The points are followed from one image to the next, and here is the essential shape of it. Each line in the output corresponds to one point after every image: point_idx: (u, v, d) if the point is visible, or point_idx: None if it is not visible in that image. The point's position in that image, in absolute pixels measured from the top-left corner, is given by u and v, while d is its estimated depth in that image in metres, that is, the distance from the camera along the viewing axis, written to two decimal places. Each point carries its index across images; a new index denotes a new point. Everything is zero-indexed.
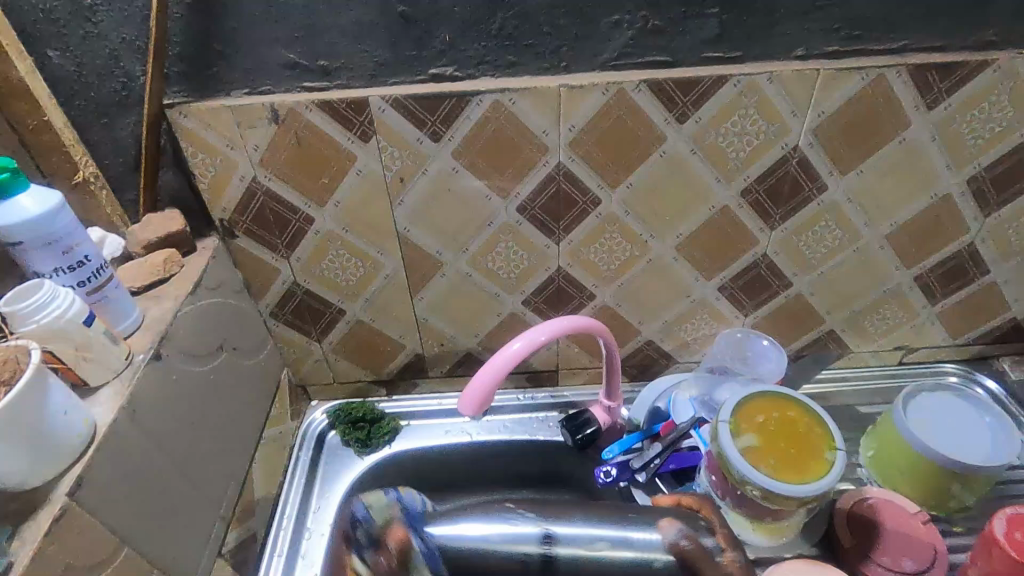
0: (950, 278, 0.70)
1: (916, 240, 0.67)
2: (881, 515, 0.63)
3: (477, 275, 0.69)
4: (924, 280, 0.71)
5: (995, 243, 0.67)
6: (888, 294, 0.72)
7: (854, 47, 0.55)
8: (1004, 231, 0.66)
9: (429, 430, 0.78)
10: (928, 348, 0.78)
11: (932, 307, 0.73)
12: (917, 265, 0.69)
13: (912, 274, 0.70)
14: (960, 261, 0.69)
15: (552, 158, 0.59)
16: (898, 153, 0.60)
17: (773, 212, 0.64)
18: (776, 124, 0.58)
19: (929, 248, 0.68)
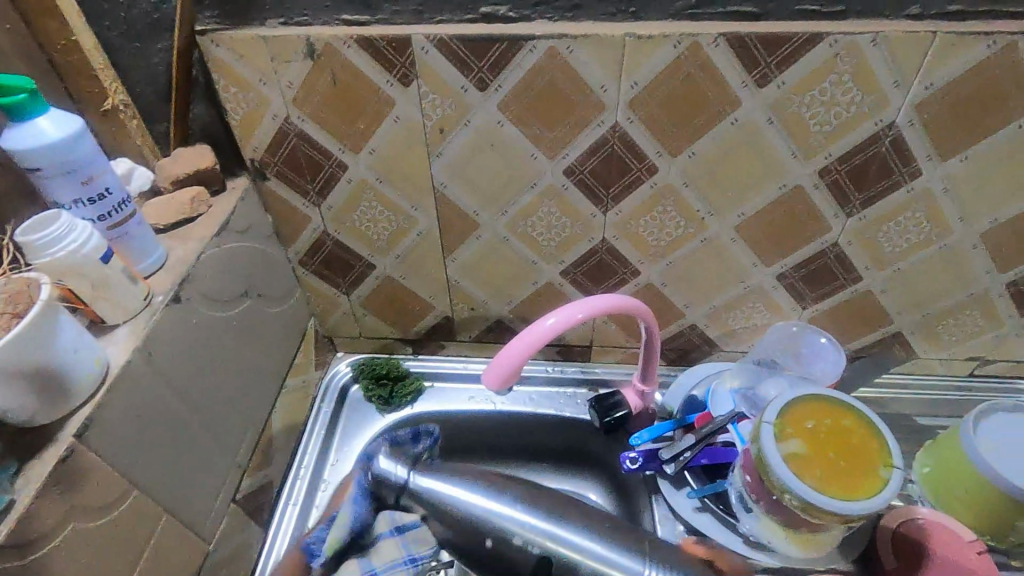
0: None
1: (1018, 242, 0.59)
2: (931, 540, 0.57)
3: (515, 239, 0.64)
4: (1017, 287, 0.62)
5: None
6: (973, 300, 0.64)
7: (984, 7, 0.46)
8: None
9: (453, 394, 0.76)
10: (1008, 362, 0.70)
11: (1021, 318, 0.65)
12: (1016, 268, 0.61)
13: (1006, 279, 0.62)
14: None
15: (608, 118, 0.53)
16: (1017, 138, 0.51)
17: (853, 196, 0.57)
18: (872, 96, 0.50)
19: None
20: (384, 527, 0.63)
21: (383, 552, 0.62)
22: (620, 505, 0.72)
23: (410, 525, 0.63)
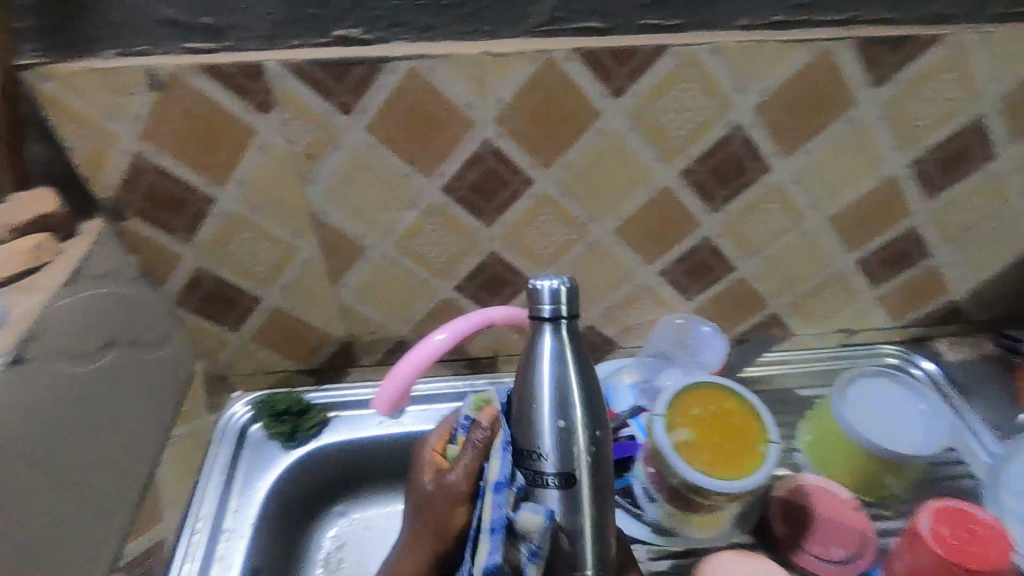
0: (890, 261, 0.69)
1: (860, 224, 0.65)
2: (814, 503, 0.62)
3: (404, 259, 0.63)
4: (866, 264, 0.69)
5: (938, 226, 0.66)
6: (833, 278, 0.70)
7: (801, 18, 0.51)
8: (947, 214, 0.65)
9: (361, 421, 0.74)
10: (870, 330, 0.78)
11: (874, 290, 0.72)
12: (862, 246, 0.67)
13: (856, 257, 0.69)
14: (903, 244, 0.68)
15: (479, 134, 0.54)
16: (846, 133, 0.57)
17: (716, 194, 0.61)
18: (718, 100, 0.54)
19: (873, 230, 0.66)
20: (492, 470, 0.45)
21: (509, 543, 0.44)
22: None
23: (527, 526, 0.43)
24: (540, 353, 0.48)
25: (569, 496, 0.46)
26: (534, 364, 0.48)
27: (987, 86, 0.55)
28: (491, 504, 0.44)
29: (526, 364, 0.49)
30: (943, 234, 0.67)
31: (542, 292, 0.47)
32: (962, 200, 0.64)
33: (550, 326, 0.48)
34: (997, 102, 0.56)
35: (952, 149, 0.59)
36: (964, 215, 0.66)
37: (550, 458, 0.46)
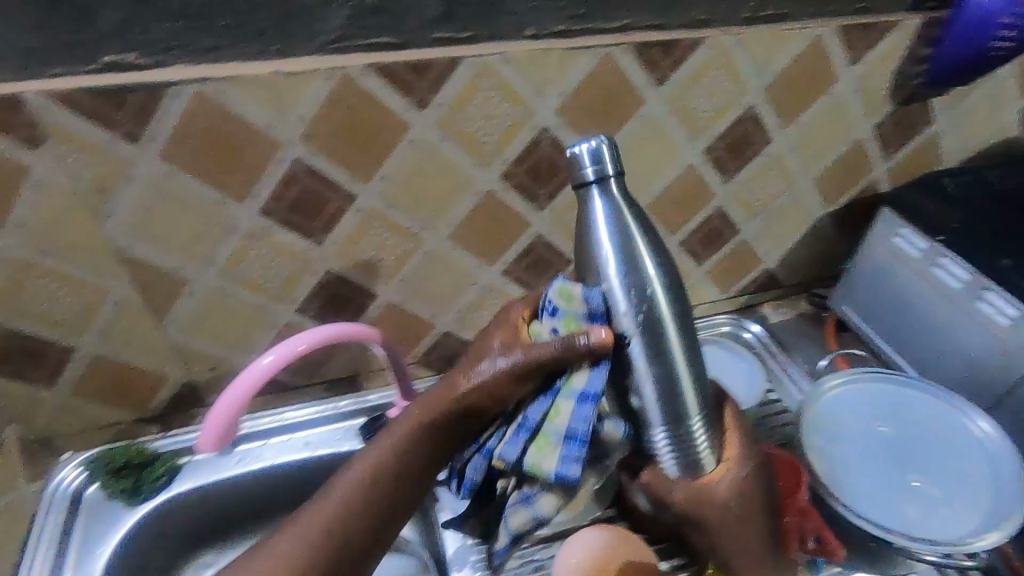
0: (707, 239, 0.77)
1: (674, 208, 0.72)
2: None
3: (234, 287, 0.61)
4: (688, 244, 0.76)
5: (740, 204, 0.75)
6: None
7: (583, 26, 0.55)
8: (744, 192, 0.74)
9: (217, 462, 0.69)
10: (705, 303, 0.86)
11: (700, 266, 0.80)
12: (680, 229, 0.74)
13: (678, 239, 0.75)
14: (714, 223, 0.76)
15: (287, 154, 0.53)
16: (643, 128, 0.63)
17: (538, 193, 0.65)
18: (519, 106, 0.57)
19: (685, 213, 0.73)
20: (542, 333, 0.47)
21: (561, 412, 0.45)
22: (419, 521, 0.72)
23: (562, 410, 0.44)
24: (592, 218, 0.44)
25: (598, 348, 0.45)
26: (590, 226, 0.44)
27: (753, 79, 0.63)
28: (536, 404, 0.46)
29: (579, 230, 0.46)
30: (746, 211, 0.76)
31: (582, 155, 0.43)
32: (754, 179, 0.73)
33: (597, 186, 0.44)
34: (763, 93, 0.64)
35: (737, 136, 0.67)
36: (758, 192, 0.74)
37: (619, 309, 0.43)
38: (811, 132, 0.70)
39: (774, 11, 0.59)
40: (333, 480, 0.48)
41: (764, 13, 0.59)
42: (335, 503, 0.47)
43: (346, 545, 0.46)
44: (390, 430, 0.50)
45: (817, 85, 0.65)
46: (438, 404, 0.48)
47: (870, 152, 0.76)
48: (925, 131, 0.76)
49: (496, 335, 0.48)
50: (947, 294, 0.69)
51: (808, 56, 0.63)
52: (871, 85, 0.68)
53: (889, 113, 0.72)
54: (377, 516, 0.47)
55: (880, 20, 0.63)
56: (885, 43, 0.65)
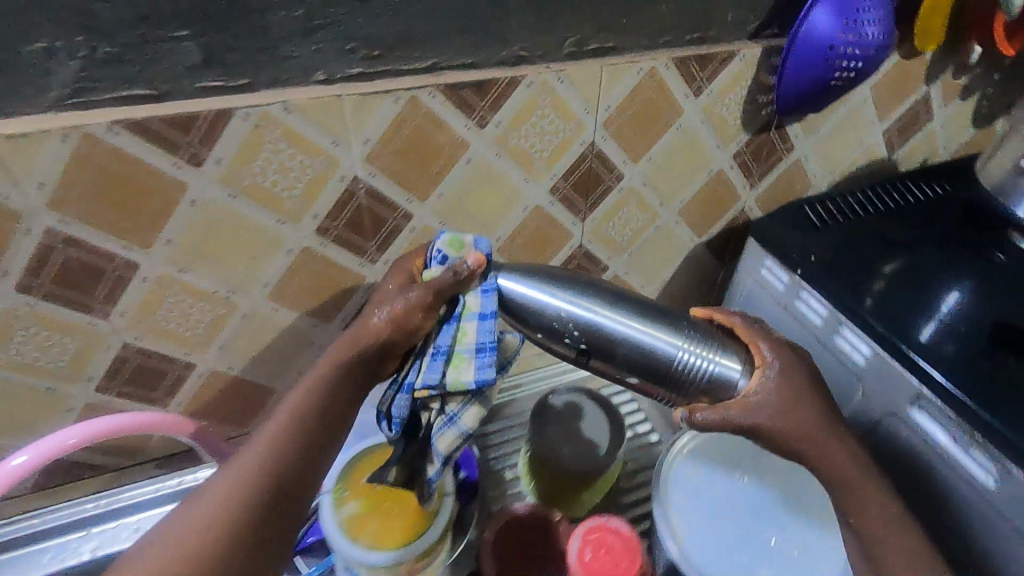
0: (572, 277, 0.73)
1: (527, 250, 0.67)
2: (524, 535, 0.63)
3: (5, 372, 0.53)
4: None
5: (601, 241, 0.71)
6: None
7: (379, 68, 0.50)
8: (604, 229, 0.70)
9: (21, 562, 0.61)
10: None
11: None
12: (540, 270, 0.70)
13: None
14: (576, 261, 0.72)
15: (36, 224, 0.46)
16: (473, 172, 0.58)
17: (365, 245, 0.59)
18: (319, 157, 0.51)
19: (541, 254, 0.69)
20: (474, 303, 0.51)
21: (467, 331, 0.50)
22: None
23: (466, 330, 0.50)
24: (502, 285, 0.52)
25: (595, 355, 0.50)
26: (499, 290, 0.51)
27: (588, 116, 0.59)
28: (427, 367, 0.50)
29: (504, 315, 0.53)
30: (608, 247, 0.72)
31: (438, 242, 0.53)
32: (611, 215, 0.69)
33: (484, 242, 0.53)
34: (602, 129, 0.60)
35: (582, 174, 0.63)
36: (619, 228, 0.71)
37: (551, 314, 0.50)
38: (665, 165, 0.67)
39: (598, 44, 0.55)
40: (234, 457, 0.43)
41: (587, 47, 0.55)
42: (242, 469, 0.41)
43: (264, 502, 0.40)
44: (312, 374, 0.48)
45: (659, 118, 0.62)
46: (360, 337, 0.49)
47: (732, 181, 0.73)
48: (787, 156, 0.74)
49: (394, 270, 0.53)
50: (808, 330, 0.67)
51: (644, 89, 0.59)
52: (720, 115, 0.65)
53: (745, 142, 0.69)
54: (294, 464, 0.43)
55: (717, 50, 0.60)
56: (726, 73, 0.62)
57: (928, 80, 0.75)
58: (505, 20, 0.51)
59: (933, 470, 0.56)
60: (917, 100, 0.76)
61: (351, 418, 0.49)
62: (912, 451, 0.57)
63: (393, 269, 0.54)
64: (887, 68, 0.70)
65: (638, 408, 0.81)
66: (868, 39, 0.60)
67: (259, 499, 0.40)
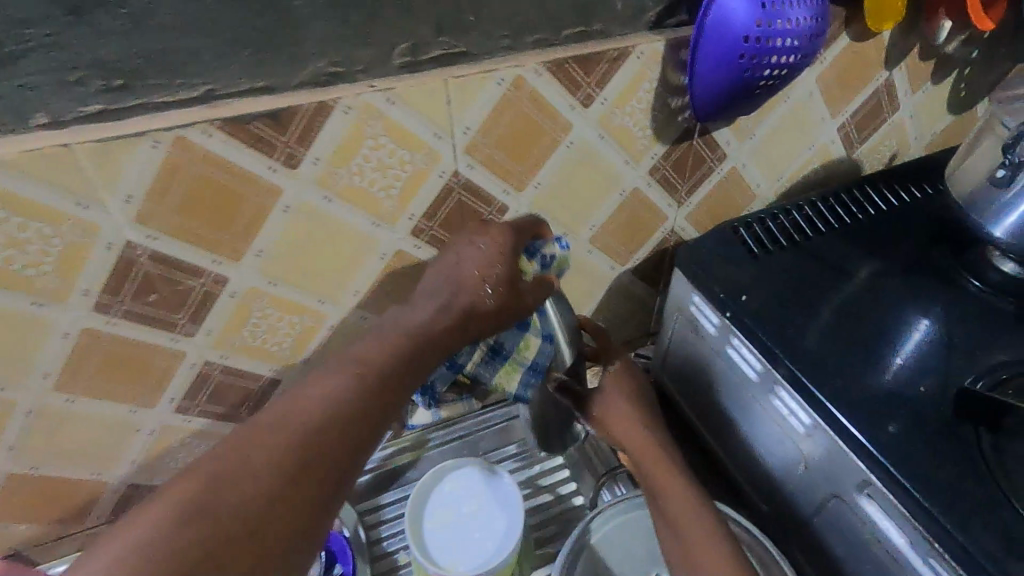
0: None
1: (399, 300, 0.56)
2: None
3: None
4: None
5: None
6: None
7: (125, 102, 0.36)
8: None
9: None
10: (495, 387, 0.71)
11: None
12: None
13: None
14: None
15: None
16: (300, 220, 0.46)
17: (173, 319, 0.47)
18: (64, 224, 0.39)
19: None
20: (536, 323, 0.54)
21: (532, 346, 0.55)
22: None
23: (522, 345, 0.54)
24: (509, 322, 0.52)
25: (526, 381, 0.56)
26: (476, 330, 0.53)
27: (444, 142, 0.47)
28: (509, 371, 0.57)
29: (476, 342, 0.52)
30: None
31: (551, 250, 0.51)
32: None
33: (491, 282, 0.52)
34: (465, 156, 0.48)
35: (451, 210, 0.51)
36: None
37: (518, 345, 0.54)
38: (561, 190, 0.55)
39: (445, 51, 0.42)
40: (317, 374, 0.36)
41: (427, 56, 0.42)
42: (307, 400, 0.35)
43: (338, 436, 0.34)
44: (375, 333, 0.40)
45: (541, 137, 0.50)
46: (471, 298, 0.43)
47: (653, 199, 0.60)
48: (719, 166, 0.61)
49: (490, 238, 0.45)
50: (744, 389, 0.55)
51: (513, 104, 0.47)
52: (621, 127, 0.53)
53: (661, 154, 0.57)
54: (343, 436, 0.34)
55: (606, 47, 0.47)
56: (621, 77, 0.49)
57: (889, 64, 0.62)
58: (301, 29, 0.38)
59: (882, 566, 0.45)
60: (876, 89, 0.63)
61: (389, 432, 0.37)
62: (864, 544, 0.46)
63: (483, 236, 0.46)
64: (833, 56, 0.58)
65: (564, 470, 0.68)
66: (799, 30, 0.47)
67: (328, 434, 0.34)
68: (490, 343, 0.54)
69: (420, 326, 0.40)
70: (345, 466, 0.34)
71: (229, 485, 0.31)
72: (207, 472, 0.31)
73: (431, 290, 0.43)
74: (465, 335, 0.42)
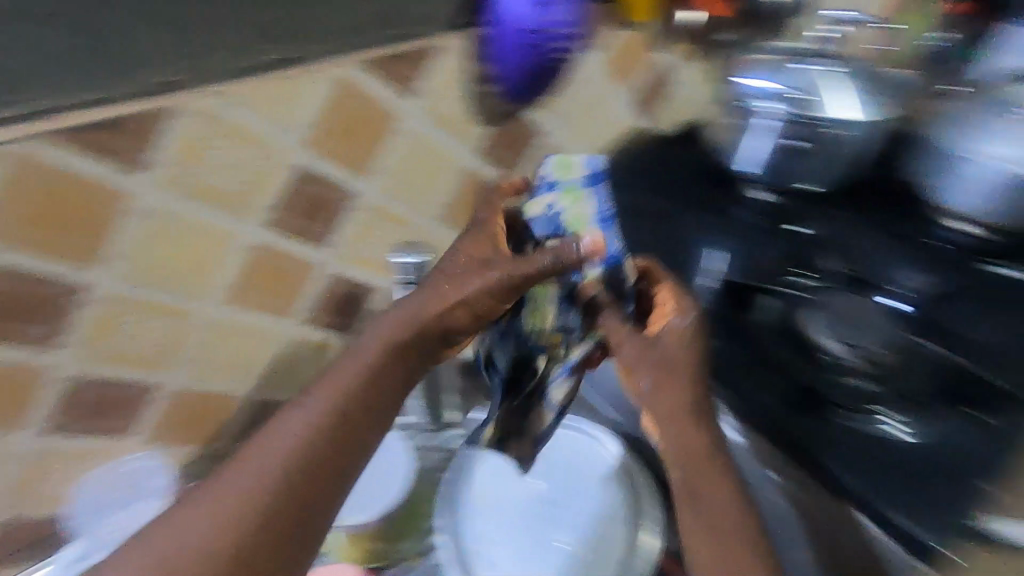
0: (324, 302, 0.65)
1: (267, 292, 0.59)
2: None
3: None
4: (316, 321, 0.65)
5: (360, 265, 0.65)
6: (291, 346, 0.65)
7: None
8: (360, 251, 0.64)
9: None
10: None
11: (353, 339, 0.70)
12: (294, 311, 0.63)
13: (288, 317, 0.62)
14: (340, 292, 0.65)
15: None
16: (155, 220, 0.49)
17: (32, 334, 0.48)
18: None
19: (290, 293, 0.61)
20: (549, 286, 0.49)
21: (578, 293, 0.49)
22: None
23: (553, 320, 0.50)
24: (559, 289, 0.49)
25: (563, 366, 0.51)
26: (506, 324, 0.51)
27: (287, 137, 0.52)
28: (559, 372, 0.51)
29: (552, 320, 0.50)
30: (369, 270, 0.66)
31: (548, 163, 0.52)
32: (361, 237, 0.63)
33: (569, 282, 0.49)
34: (307, 150, 0.54)
35: (304, 201, 0.57)
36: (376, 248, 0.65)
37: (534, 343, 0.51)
38: (402, 173, 0.62)
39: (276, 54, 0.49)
40: (293, 410, 0.45)
41: (260, 60, 0.48)
42: (241, 492, 0.40)
43: (281, 513, 0.40)
44: (330, 376, 0.46)
45: (378, 127, 0.58)
46: (426, 313, 0.48)
47: (487, 175, 0.70)
48: (538, 142, 0.73)
49: (443, 272, 0.49)
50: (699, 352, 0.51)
51: (342, 100, 0.54)
52: (445, 114, 0.62)
53: (486, 136, 0.67)
54: (325, 447, 0.43)
55: (419, 45, 0.56)
56: (435, 70, 0.58)
57: (657, 48, 0.77)
58: (132, 39, 0.42)
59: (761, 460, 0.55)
60: (652, 67, 0.78)
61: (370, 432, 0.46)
62: None
63: (433, 278, 0.49)
64: (610, 44, 0.71)
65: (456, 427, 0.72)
66: (564, 25, 0.63)
67: (315, 462, 0.43)
68: (568, 325, 0.50)
69: (372, 366, 0.46)
70: (305, 536, 0.41)
71: (221, 497, 0.41)
72: (223, 511, 0.40)
73: (370, 330, 0.48)
74: (411, 353, 0.48)
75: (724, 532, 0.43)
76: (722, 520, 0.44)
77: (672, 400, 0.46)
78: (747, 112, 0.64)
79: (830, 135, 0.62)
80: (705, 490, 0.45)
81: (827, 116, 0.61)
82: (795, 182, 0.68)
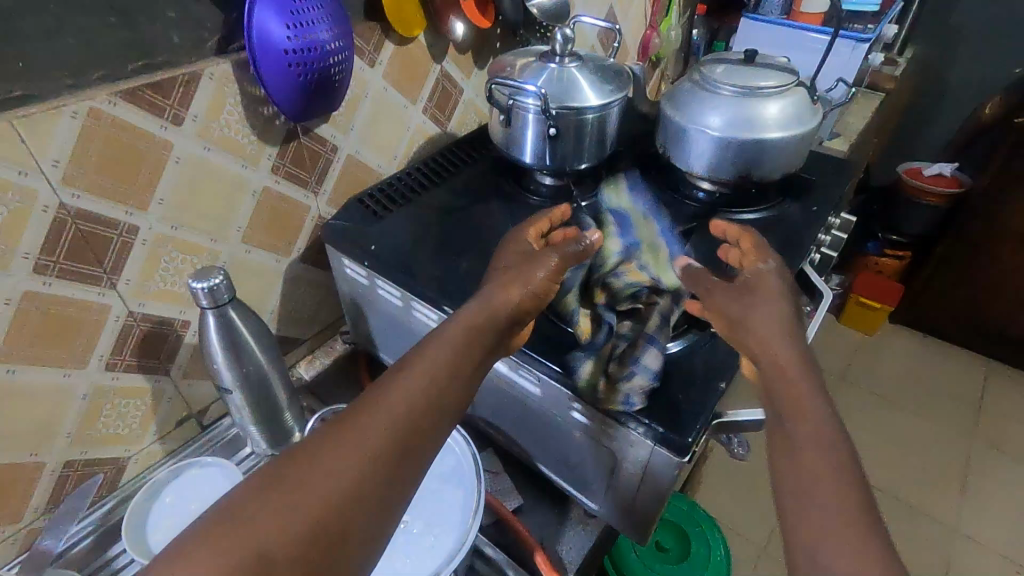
0: (123, 344, 0.61)
1: (48, 343, 0.55)
2: None
3: None
4: (120, 364, 0.62)
5: (160, 298, 0.63)
6: (93, 397, 0.60)
7: None
8: (157, 284, 0.62)
9: None
10: (212, 403, 0.73)
11: (167, 377, 0.67)
12: (88, 359, 0.59)
13: (81, 366, 0.58)
14: (144, 330, 0.63)
15: None
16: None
17: None
18: None
19: (80, 340, 0.57)
20: (614, 245, 0.67)
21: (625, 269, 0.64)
22: None
23: (615, 283, 0.62)
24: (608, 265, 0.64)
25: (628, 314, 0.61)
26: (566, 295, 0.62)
27: (37, 176, 0.50)
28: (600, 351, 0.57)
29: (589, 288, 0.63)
30: (170, 303, 0.64)
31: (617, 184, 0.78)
32: (154, 268, 0.62)
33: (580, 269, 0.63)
34: (67, 187, 0.52)
35: (76, 238, 0.54)
36: (173, 281, 0.64)
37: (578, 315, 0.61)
38: (189, 199, 0.62)
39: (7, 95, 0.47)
40: (351, 412, 0.39)
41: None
42: (322, 481, 0.35)
43: (327, 527, 0.33)
44: (406, 374, 0.42)
45: (148, 158, 0.57)
46: (494, 307, 0.50)
47: (284, 194, 0.71)
48: (335, 156, 0.76)
49: (522, 242, 0.60)
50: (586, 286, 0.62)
51: (101, 130, 0.53)
52: (226, 138, 0.63)
53: (276, 155, 0.69)
54: (375, 474, 0.36)
55: (178, 74, 0.57)
56: (204, 96, 0.59)
57: (437, 61, 0.84)
58: None
59: (606, 426, 0.57)
60: (437, 78, 0.85)
61: (424, 453, 0.40)
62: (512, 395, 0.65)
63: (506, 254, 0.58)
64: (390, 60, 0.77)
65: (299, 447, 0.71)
66: (332, 28, 0.63)
67: (378, 471, 0.37)
68: (649, 280, 0.62)
69: (429, 386, 0.42)
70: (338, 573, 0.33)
71: (246, 525, 0.32)
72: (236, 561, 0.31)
73: (471, 308, 0.50)
74: (472, 360, 0.46)
75: (810, 487, 0.38)
76: (812, 467, 0.40)
77: (766, 324, 0.51)
78: (517, 108, 0.73)
79: (586, 118, 0.73)
80: (796, 432, 0.42)
81: (580, 103, 0.72)
82: (574, 163, 0.78)
